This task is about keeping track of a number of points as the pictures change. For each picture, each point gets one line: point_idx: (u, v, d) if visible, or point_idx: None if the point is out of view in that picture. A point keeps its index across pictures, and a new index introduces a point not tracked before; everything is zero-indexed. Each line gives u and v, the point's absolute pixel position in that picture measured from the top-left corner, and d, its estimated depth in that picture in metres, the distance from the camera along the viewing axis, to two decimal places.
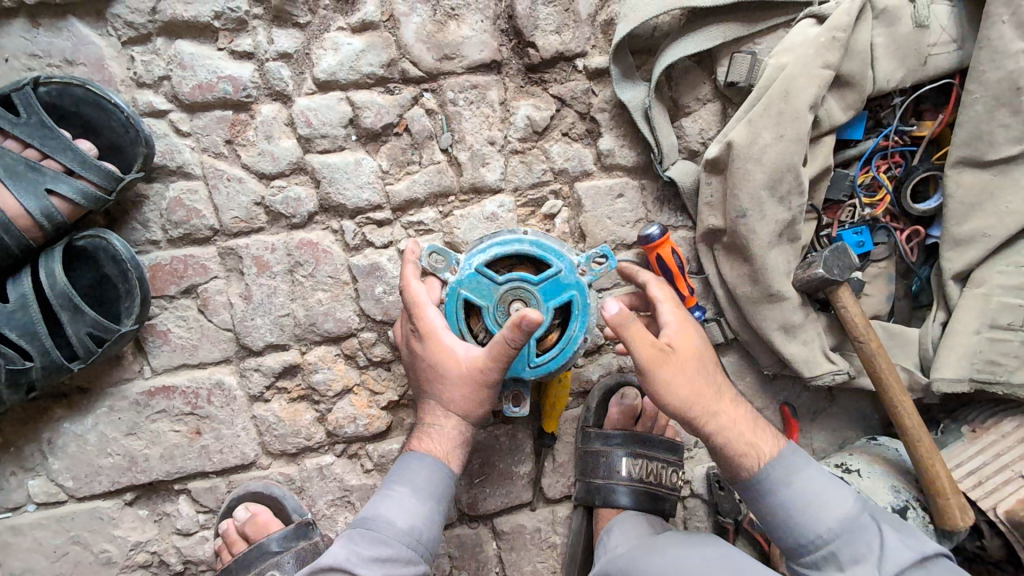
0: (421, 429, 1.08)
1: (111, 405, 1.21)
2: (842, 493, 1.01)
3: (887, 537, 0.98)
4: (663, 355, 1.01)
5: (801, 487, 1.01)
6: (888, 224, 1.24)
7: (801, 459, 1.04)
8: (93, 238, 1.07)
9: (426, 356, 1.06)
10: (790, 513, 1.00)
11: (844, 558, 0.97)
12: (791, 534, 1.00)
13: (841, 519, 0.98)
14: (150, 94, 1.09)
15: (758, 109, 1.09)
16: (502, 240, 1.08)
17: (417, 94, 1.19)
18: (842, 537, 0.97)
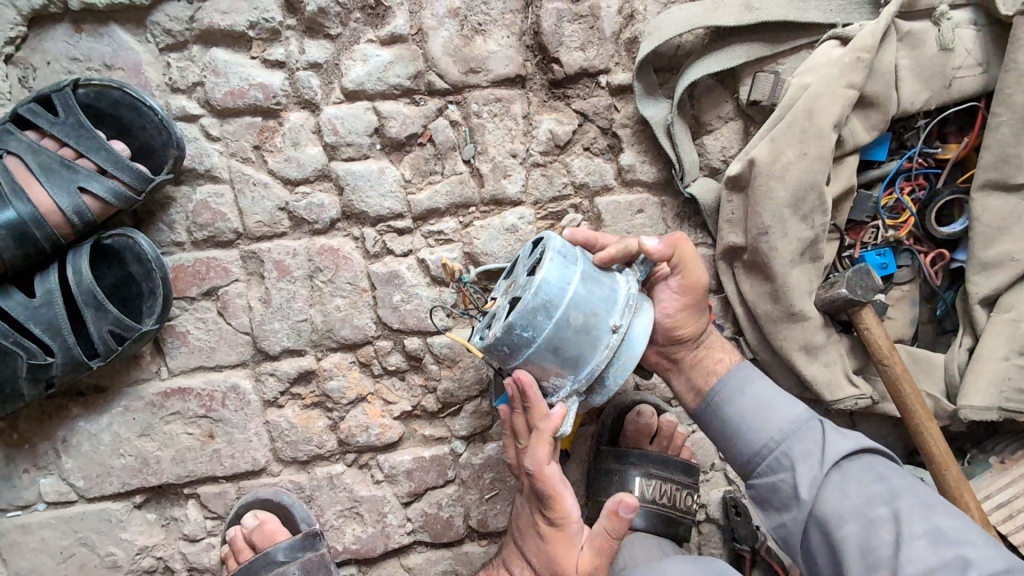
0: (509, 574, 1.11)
1: (126, 405, 1.21)
2: (790, 399, 1.03)
3: (832, 434, 0.96)
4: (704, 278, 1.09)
5: (752, 396, 1.04)
6: (911, 247, 1.22)
7: (755, 371, 1.08)
8: (120, 237, 1.08)
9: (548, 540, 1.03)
10: (743, 418, 1.03)
11: (792, 455, 0.96)
12: (744, 445, 1.02)
13: (789, 420, 0.99)
14: (184, 99, 1.12)
15: (781, 127, 1.10)
16: (627, 355, 0.97)
17: (442, 106, 1.21)
18: (789, 436, 0.97)
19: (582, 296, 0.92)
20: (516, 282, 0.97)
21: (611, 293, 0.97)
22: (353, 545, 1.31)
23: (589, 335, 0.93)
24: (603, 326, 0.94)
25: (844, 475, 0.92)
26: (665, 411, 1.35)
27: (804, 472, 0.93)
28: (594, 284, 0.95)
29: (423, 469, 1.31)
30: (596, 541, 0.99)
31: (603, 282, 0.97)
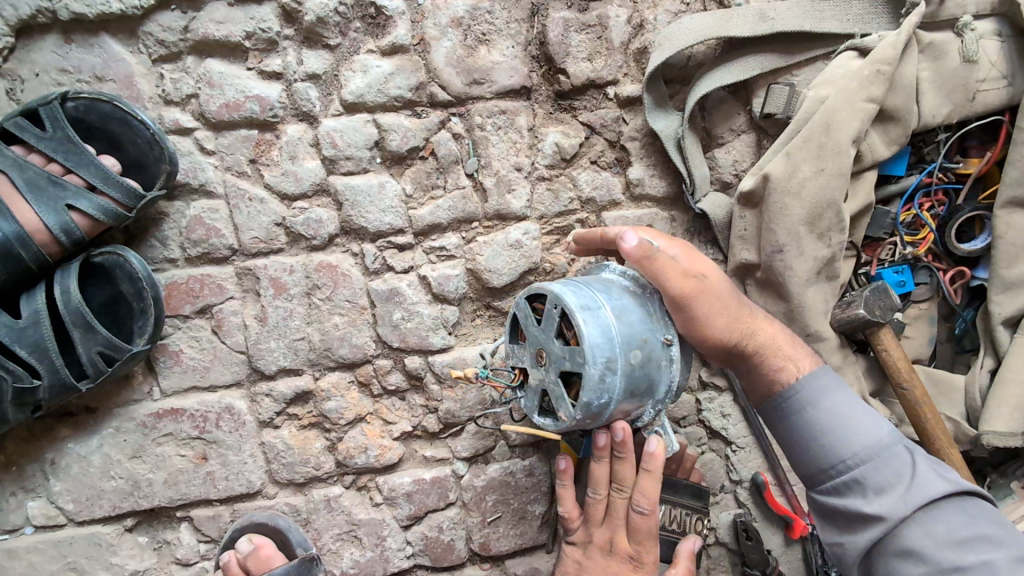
0: None
1: (118, 426, 1.17)
2: (876, 420, 0.93)
3: (922, 468, 0.88)
4: (703, 287, 0.91)
5: (827, 411, 0.95)
6: (930, 264, 1.18)
7: (838, 383, 0.98)
8: (110, 254, 1.04)
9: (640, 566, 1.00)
10: (818, 433, 0.95)
11: (868, 484, 0.90)
12: (815, 459, 0.95)
13: (871, 444, 0.91)
14: (177, 112, 1.08)
15: (797, 142, 1.05)
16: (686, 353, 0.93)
17: (444, 118, 1.17)
18: (869, 464, 0.90)
19: (627, 328, 0.85)
20: (550, 351, 0.86)
21: (643, 309, 0.89)
22: (350, 569, 1.27)
23: (652, 361, 0.87)
24: (658, 345, 0.88)
25: (930, 513, 0.85)
26: (673, 432, 1.30)
27: (883, 505, 0.87)
28: (626, 314, 0.86)
29: (423, 491, 1.27)
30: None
31: (633, 302, 0.89)
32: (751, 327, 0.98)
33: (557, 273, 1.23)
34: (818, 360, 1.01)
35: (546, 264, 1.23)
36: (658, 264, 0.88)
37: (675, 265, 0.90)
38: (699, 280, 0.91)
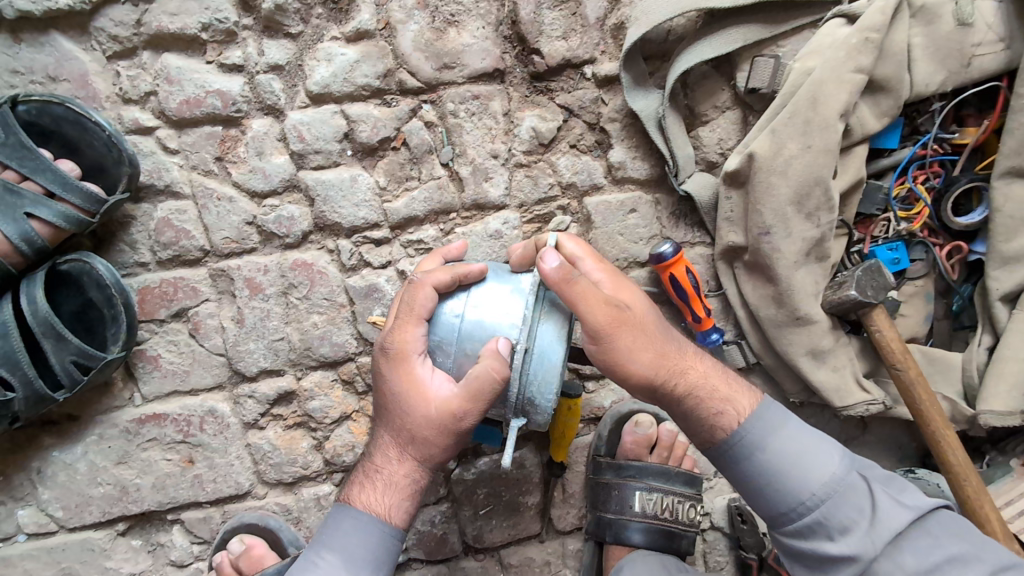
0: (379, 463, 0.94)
1: (101, 433, 1.16)
2: (827, 451, 0.89)
3: (881, 498, 0.85)
4: (617, 317, 0.87)
5: (775, 451, 0.89)
6: (925, 239, 1.14)
7: (780, 411, 0.92)
8: (76, 261, 1.02)
9: (389, 377, 0.90)
10: (770, 475, 0.88)
11: (834, 525, 0.84)
12: (773, 503, 0.88)
13: (829, 481, 0.86)
14: (136, 110, 1.05)
15: (782, 117, 1.00)
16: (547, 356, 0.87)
17: (415, 106, 1.12)
18: (831, 502, 0.85)
19: (474, 316, 0.90)
20: None
21: (507, 303, 0.90)
22: None
23: None
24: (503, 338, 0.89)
25: (902, 546, 0.82)
26: (664, 420, 1.29)
27: (851, 545, 0.83)
28: (484, 300, 0.91)
29: None
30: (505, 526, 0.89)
31: (498, 294, 0.91)
32: (679, 364, 0.92)
33: None
34: (758, 396, 0.94)
35: None
36: (576, 291, 0.84)
37: (591, 291, 0.85)
38: (618, 310, 0.87)
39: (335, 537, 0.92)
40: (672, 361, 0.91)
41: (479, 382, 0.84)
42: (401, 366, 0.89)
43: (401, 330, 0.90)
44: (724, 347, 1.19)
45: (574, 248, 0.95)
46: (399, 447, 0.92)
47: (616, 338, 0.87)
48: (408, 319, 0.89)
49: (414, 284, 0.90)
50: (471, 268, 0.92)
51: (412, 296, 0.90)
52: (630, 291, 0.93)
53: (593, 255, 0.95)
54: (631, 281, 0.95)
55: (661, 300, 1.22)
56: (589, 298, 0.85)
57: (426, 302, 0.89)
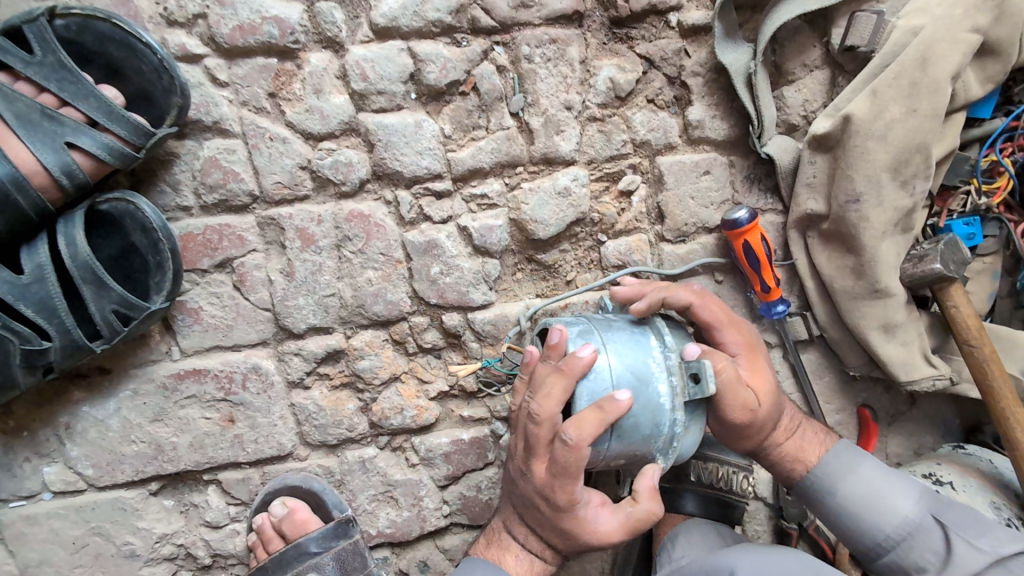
0: (517, 547, 0.97)
1: (136, 388, 1.09)
2: (900, 493, 0.97)
3: (956, 542, 0.91)
4: (754, 410, 0.94)
5: (856, 500, 0.97)
6: (1001, 215, 1.11)
7: (852, 455, 1.01)
8: (118, 202, 0.93)
9: (554, 519, 0.89)
10: (853, 523, 0.98)
11: (909, 564, 0.94)
12: (855, 544, 0.98)
13: (900, 523, 0.95)
14: (183, 35, 0.94)
15: (886, 77, 0.95)
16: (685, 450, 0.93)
17: (487, 47, 1.04)
18: (904, 544, 0.94)
19: (625, 437, 0.87)
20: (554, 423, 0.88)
21: (652, 429, 0.87)
22: (388, 528, 1.22)
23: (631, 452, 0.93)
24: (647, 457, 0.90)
25: None
26: None
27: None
28: (631, 431, 0.86)
29: (461, 452, 1.21)
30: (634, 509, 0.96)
31: (649, 421, 0.87)
32: (778, 432, 1.01)
33: (606, 223, 1.14)
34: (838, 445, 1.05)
35: (594, 214, 1.13)
36: (727, 389, 0.91)
37: (733, 379, 0.91)
38: (754, 401, 0.94)
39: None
40: (779, 433, 1.02)
41: (640, 521, 0.89)
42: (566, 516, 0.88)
43: (561, 488, 0.85)
44: (788, 318, 1.17)
45: (710, 315, 0.99)
46: (541, 545, 0.96)
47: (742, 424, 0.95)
48: (570, 480, 0.84)
49: (568, 449, 0.81)
50: (622, 408, 0.82)
51: (570, 461, 0.82)
52: (760, 369, 0.98)
53: (731, 325, 1.01)
54: (762, 357, 1.00)
55: (726, 269, 1.18)
56: (733, 394, 0.91)
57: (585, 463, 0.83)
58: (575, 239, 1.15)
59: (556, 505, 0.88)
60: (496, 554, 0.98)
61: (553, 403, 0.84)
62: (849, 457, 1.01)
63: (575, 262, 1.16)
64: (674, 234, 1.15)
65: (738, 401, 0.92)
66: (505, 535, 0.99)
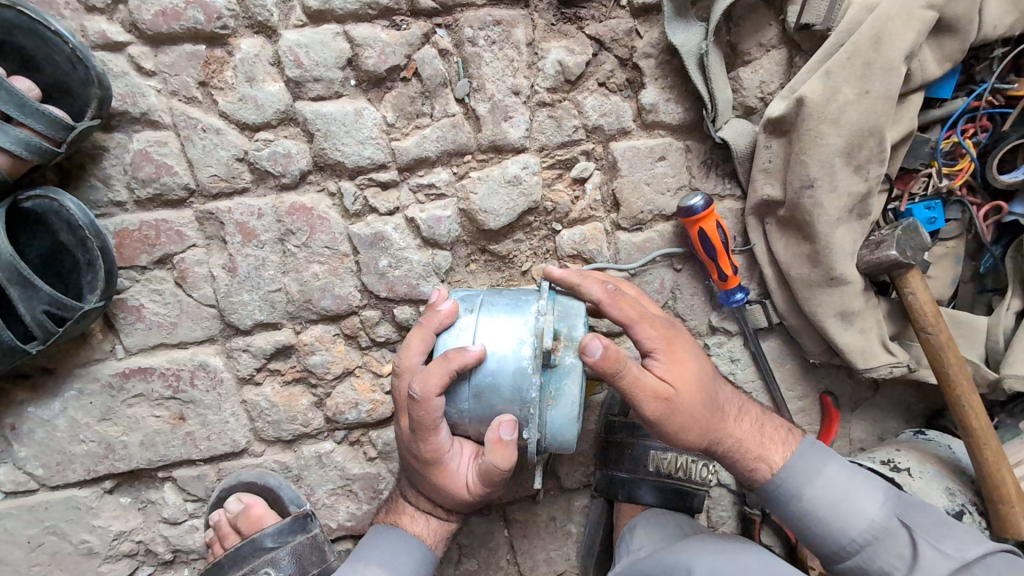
0: (414, 509, 1.01)
1: (81, 388, 1.07)
2: (867, 496, 0.93)
3: (922, 546, 0.90)
4: (671, 403, 0.88)
5: (818, 500, 0.93)
6: (963, 198, 1.08)
7: (818, 455, 0.96)
8: (42, 199, 0.90)
9: (426, 473, 0.92)
10: (816, 525, 0.94)
11: (874, 569, 0.91)
12: (819, 547, 0.95)
13: (866, 525, 0.92)
14: (103, 22, 0.90)
15: (839, 58, 0.92)
16: (561, 426, 0.85)
17: (428, 30, 1.00)
18: (872, 548, 0.91)
19: (485, 400, 0.85)
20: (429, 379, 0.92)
21: (510, 390, 0.84)
22: (348, 521, 1.20)
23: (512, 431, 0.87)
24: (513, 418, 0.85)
25: None
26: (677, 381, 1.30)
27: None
28: (488, 392, 0.85)
29: None
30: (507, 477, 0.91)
31: (504, 381, 0.84)
32: (720, 430, 0.93)
33: (559, 212, 1.11)
34: (795, 443, 0.98)
35: (547, 203, 1.10)
36: (630, 380, 0.85)
37: (637, 375, 0.85)
38: (668, 394, 0.87)
39: (383, 554, 0.99)
40: (714, 425, 0.92)
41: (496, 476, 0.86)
42: (431, 468, 0.91)
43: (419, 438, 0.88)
44: (746, 306, 1.15)
45: (620, 311, 0.90)
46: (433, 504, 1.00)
47: (664, 420, 0.89)
48: (429, 432, 0.87)
49: (415, 398, 0.85)
50: (467, 357, 0.83)
51: (421, 407, 0.85)
52: (682, 362, 0.90)
53: (646, 321, 0.91)
54: (684, 350, 0.91)
55: (684, 257, 1.15)
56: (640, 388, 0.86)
57: (438, 412, 0.85)
58: (529, 229, 1.11)
59: (422, 459, 0.91)
60: (394, 517, 1.03)
61: (417, 354, 0.89)
62: (811, 455, 0.97)
63: (530, 252, 1.13)
64: (630, 222, 1.12)
65: (652, 396, 0.87)
66: (403, 499, 1.04)
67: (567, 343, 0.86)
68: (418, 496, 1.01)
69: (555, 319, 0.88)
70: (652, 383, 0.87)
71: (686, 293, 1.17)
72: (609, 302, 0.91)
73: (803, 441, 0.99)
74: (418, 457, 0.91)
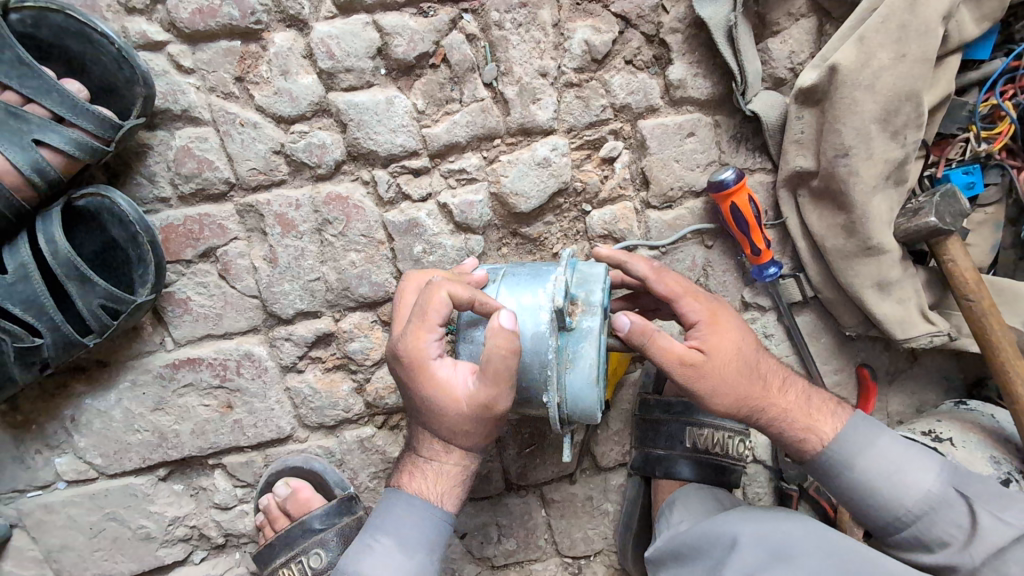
0: (412, 465, 0.91)
1: (134, 379, 1.12)
2: (922, 467, 0.93)
3: (981, 515, 0.89)
4: (701, 368, 0.89)
5: (873, 472, 0.93)
6: (1003, 161, 1.06)
7: (870, 428, 0.95)
8: (94, 197, 0.94)
9: (416, 386, 0.85)
10: (872, 498, 0.93)
11: (931, 538, 0.91)
12: (875, 518, 0.94)
13: (922, 496, 0.91)
14: (143, 22, 0.93)
15: (874, 22, 0.92)
16: (580, 391, 0.84)
17: (455, 16, 1.01)
18: (927, 519, 0.91)
19: None
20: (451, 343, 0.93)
21: (529, 354, 0.84)
22: None
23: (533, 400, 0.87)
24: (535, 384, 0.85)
25: (1007, 560, 0.86)
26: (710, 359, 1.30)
27: (950, 557, 0.89)
28: None
29: None
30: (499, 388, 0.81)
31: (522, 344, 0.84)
32: (762, 402, 0.93)
33: (589, 192, 1.11)
34: (841, 420, 0.96)
35: (576, 183, 1.11)
36: (657, 348, 0.87)
37: (671, 349, 0.87)
38: (698, 361, 0.88)
39: (388, 521, 0.89)
40: (746, 397, 0.92)
41: (487, 365, 0.80)
42: (423, 377, 0.84)
43: (415, 336, 0.84)
44: (780, 281, 1.14)
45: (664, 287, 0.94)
46: (431, 448, 0.89)
47: (697, 385, 0.89)
48: (424, 326, 0.84)
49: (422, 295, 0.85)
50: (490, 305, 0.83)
51: (425, 300, 0.84)
52: (722, 334, 0.91)
53: (690, 296, 0.94)
54: (725, 321, 0.92)
55: (715, 233, 1.15)
56: (668, 356, 0.87)
57: (439, 306, 0.84)
58: (559, 210, 1.12)
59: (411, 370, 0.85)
60: (398, 479, 0.92)
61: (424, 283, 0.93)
62: (863, 428, 0.95)
63: (561, 234, 1.14)
64: (659, 201, 1.12)
65: (682, 363, 0.88)
66: (401, 460, 0.94)
67: (585, 308, 0.85)
68: (413, 438, 0.92)
69: (573, 285, 0.87)
70: (683, 352, 0.88)
71: (718, 270, 1.17)
72: (655, 279, 0.94)
73: (854, 418, 0.97)
74: (410, 371, 0.85)
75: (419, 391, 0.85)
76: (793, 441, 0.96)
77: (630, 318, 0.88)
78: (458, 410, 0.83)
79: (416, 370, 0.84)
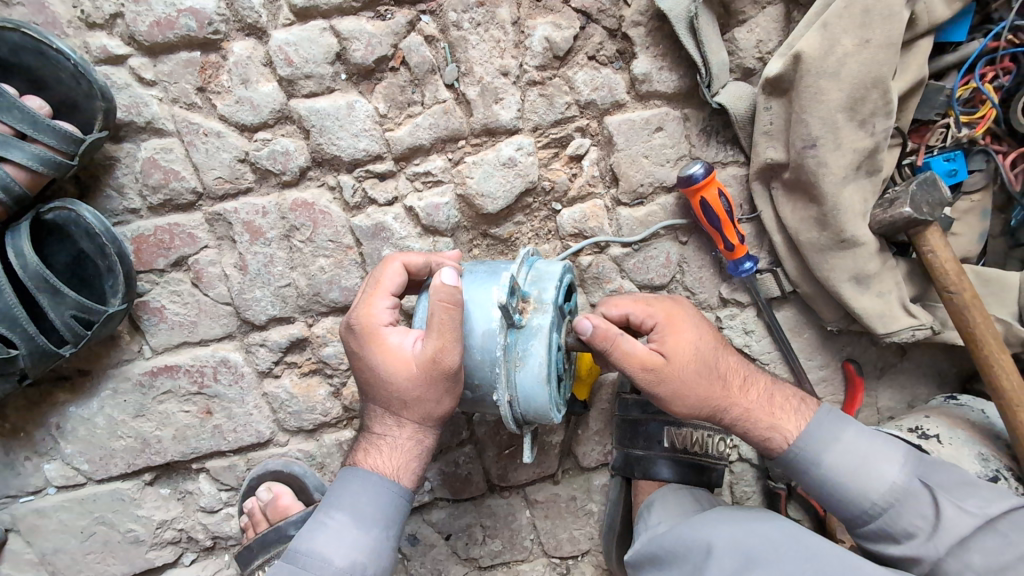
0: (368, 443, 0.90)
1: (115, 387, 1.14)
2: (887, 458, 0.90)
3: (945, 505, 0.86)
4: (662, 370, 0.88)
5: (838, 465, 0.91)
6: (987, 147, 1.02)
7: (834, 422, 0.93)
8: (61, 210, 0.96)
9: (366, 355, 0.86)
10: (837, 491, 0.91)
11: (897, 530, 0.88)
12: (842, 511, 0.92)
13: (887, 488, 0.89)
14: (104, 37, 0.95)
15: (836, 9, 0.90)
16: (531, 389, 0.83)
17: (413, 18, 1.00)
18: (893, 511, 0.88)
19: None
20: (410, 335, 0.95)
21: (479, 352, 0.84)
22: None
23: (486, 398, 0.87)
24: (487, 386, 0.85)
25: (967, 548, 0.84)
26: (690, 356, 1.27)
27: (915, 549, 0.87)
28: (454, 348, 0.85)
29: None
30: (444, 345, 0.81)
31: (472, 340, 0.84)
32: (723, 402, 0.92)
33: (558, 191, 1.10)
34: (805, 416, 0.95)
35: (545, 182, 1.09)
36: (618, 350, 0.86)
37: (633, 352, 0.86)
38: (659, 363, 0.88)
39: (344, 497, 0.88)
40: (706, 394, 0.90)
41: (435, 322, 0.80)
42: (372, 342, 0.86)
43: (366, 306, 0.89)
44: (757, 276, 1.11)
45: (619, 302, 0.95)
46: (388, 421, 0.89)
47: (662, 386, 0.88)
48: (378, 294, 0.89)
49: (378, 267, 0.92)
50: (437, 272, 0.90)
51: (379, 271, 0.92)
52: (681, 334, 0.90)
53: (641, 303, 0.95)
54: (682, 322, 0.92)
55: (689, 229, 1.13)
56: (630, 357, 0.87)
57: (392, 276, 0.91)
58: (529, 210, 1.11)
59: (363, 339, 0.87)
60: (352, 459, 0.92)
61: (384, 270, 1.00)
62: (831, 425, 0.93)
63: (531, 234, 1.12)
64: (630, 197, 1.10)
65: (644, 364, 0.87)
66: (358, 442, 0.93)
67: (537, 305, 0.84)
68: (370, 415, 0.91)
69: (527, 283, 0.87)
70: (644, 355, 0.87)
71: (693, 266, 1.14)
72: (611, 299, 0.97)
73: (822, 414, 0.94)
74: (362, 340, 0.87)
75: (370, 358, 0.86)
76: (757, 439, 0.95)
77: (593, 321, 0.86)
78: (409, 373, 0.84)
79: (368, 338, 0.87)
